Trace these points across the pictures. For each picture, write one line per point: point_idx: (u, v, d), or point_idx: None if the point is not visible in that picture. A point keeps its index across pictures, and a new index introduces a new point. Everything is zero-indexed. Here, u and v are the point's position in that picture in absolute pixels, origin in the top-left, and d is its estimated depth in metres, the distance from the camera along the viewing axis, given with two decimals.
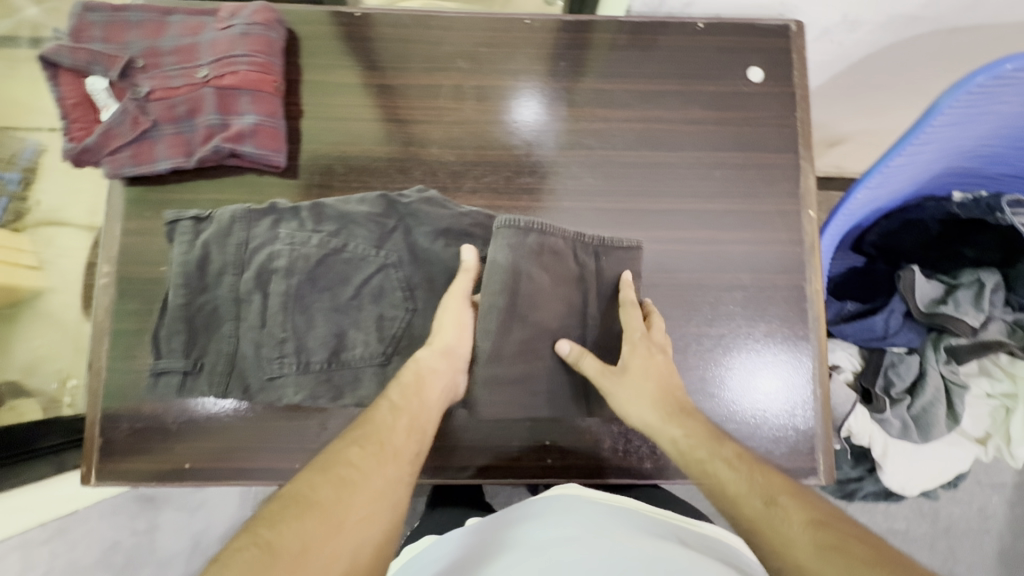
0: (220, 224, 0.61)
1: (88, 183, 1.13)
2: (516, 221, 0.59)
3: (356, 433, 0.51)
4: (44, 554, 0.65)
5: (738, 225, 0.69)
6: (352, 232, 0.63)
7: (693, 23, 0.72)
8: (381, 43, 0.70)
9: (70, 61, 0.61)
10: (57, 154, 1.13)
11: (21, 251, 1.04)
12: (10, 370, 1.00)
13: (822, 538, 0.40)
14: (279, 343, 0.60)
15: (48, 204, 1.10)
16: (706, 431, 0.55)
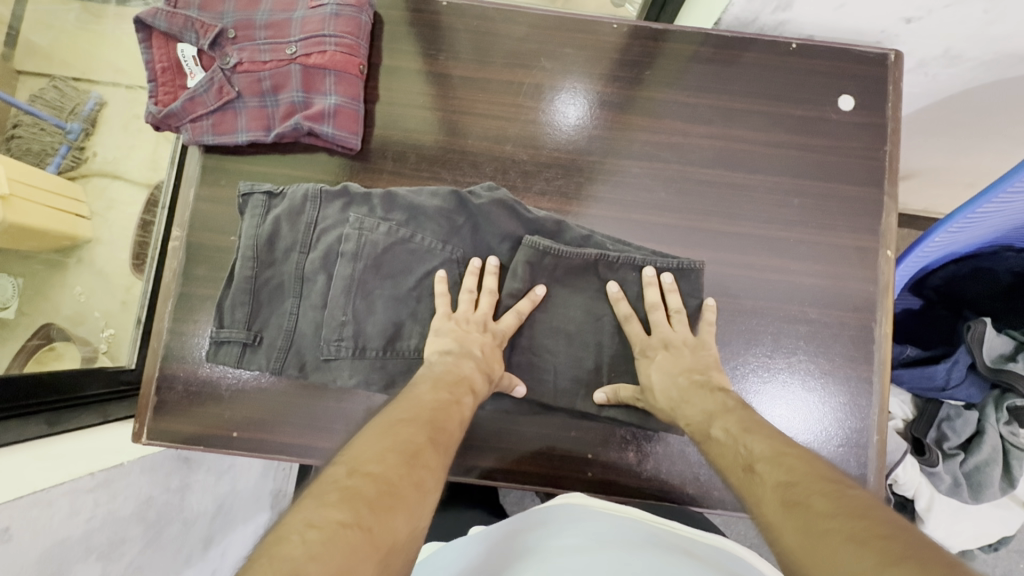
0: (293, 201, 0.62)
1: (140, 139, 1.15)
2: (537, 242, 0.62)
3: (414, 416, 0.47)
4: (88, 503, 0.64)
5: (812, 256, 0.66)
6: (421, 223, 0.63)
7: (787, 43, 0.69)
8: (466, 35, 0.70)
9: (166, 26, 0.62)
10: (119, 109, 1.16)
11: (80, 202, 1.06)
12: (57, 317, 0.96)
13: (791, 495, 0.38)
14: (338, 326, 0.60)
15: (103, 155, 1.13)
16: (709, 409, 0.53)
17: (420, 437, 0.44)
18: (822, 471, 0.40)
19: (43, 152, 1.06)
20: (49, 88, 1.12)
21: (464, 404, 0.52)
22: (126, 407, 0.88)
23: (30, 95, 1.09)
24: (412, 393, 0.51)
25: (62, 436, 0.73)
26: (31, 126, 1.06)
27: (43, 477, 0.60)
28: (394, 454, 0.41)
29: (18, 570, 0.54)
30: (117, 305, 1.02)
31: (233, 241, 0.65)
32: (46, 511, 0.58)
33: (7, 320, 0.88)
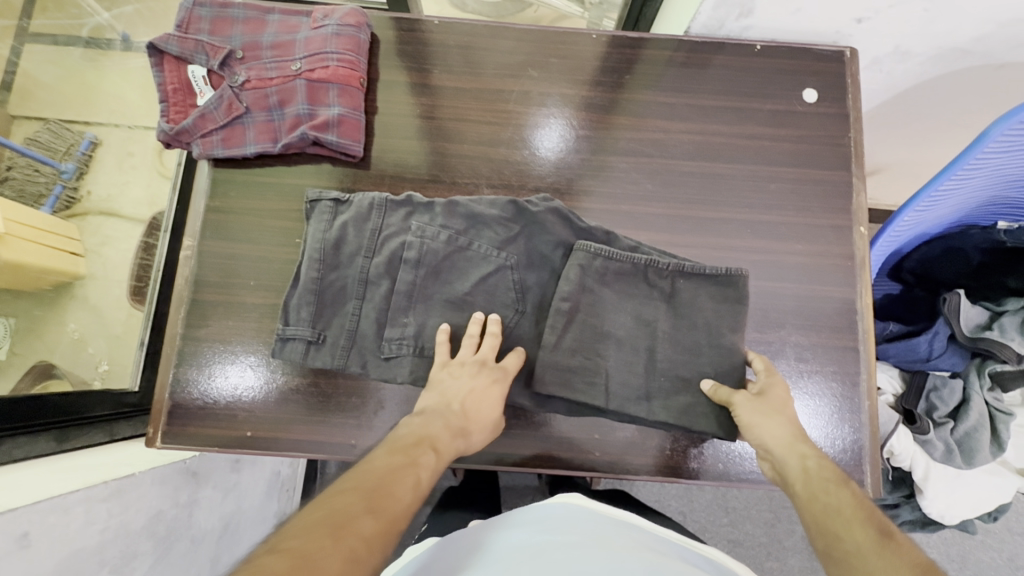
0: (359, 209, 0.66)
1: (132, 175, 1.19)
2: (588, 245, 0.65)
3: (381, 467, 0.49)
4: (102, 512, 0.64)
5: (792, 236, 0.71)
6: (479, 232, 0.66)
7: (752, 45, 0.76)
8: (458, 49, 0.75)
9: (178, 50, 0.66)
10: (114, 150, 1.20)
11: (72, 240, 1.06)
12: (53, 356, 0.95)
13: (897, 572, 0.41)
14: (400, 325, 0.64)
15: (97, 194, 1.16)
16: (787, 436, 0.57)
17: (356, 503, 0.43)
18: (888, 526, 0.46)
19: (37, 192, 1.07)
20: (44, 130, 1.15)
21: (425, 467, 0.52)
22: (132, 426, 0.88)
23: (25, 138, 1.13)
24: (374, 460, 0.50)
25: (69, 453, 0.74)
26: (25, 168, 1.08)
27: (57, 485, 0.61)
28: (323, 524, 0.40)
29: None
30: (119, 331, 1.04)
31: (243, 247, 0.68)
32: (63, 520, 0.59)
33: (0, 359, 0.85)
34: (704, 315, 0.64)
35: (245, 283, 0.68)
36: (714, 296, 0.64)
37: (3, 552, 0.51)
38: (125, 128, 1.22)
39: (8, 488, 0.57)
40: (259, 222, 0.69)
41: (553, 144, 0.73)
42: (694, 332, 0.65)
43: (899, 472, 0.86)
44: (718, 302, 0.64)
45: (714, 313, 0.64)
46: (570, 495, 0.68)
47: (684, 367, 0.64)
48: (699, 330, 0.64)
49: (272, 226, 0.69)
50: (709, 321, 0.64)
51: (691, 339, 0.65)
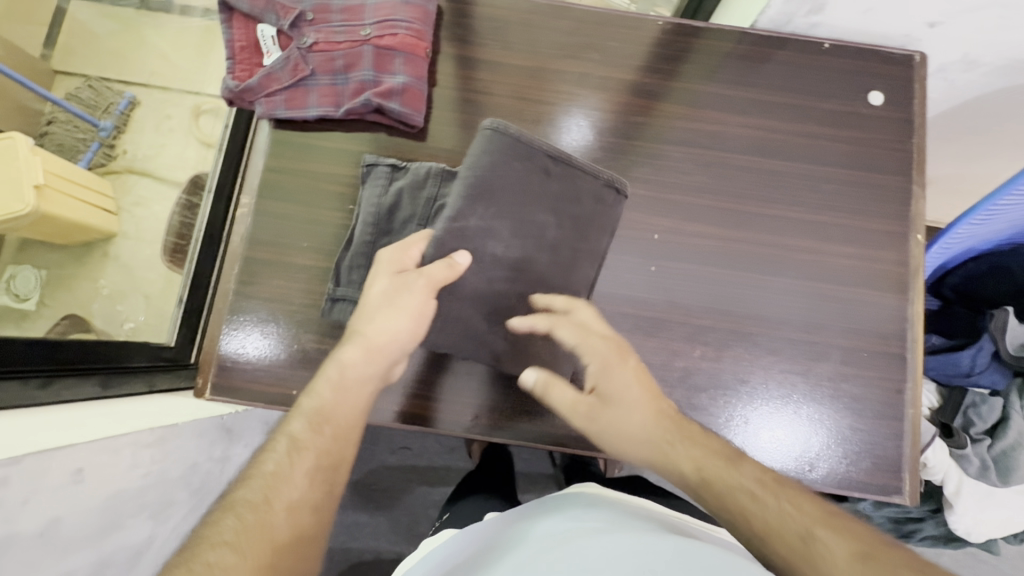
0: (415, 175, 0.67)
1: (169, 137, 1.20)
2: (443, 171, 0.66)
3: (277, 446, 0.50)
4: (147, 457, 0.66)
5: (846, 239, 0.70)
6: None
7: (819, 43, 0.75)
8: (522, 26, 0.74)
9: (248, 7, 0.67)
10: (151, 112, 1.22)
11: (106, 197, 1.11)
12: (78, 308, 0.99)
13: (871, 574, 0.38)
14: None
15: (133, 153, 1.18)
16: (646, 446, 0.53)
17: (225, 530, 0.42)
18: (826, 538, 0.41)
19: (75, 148, 1.13)
20: (84, 87, 1.19)
21: (304, 450, 0.49)
22: (171, 379, 0.87)
23: (66, 94, 1.18)
24: (258, 462, 0.49)
25: (113, 399, 0.74)
26: (65, 124, 1.13)
27: (108, 426, 0.62)
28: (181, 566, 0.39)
29: (83, 516, 0.55)
30: (152, 290, 1.04)
31: (299, 209, 0.69)
32: (113, 460, 0.60)
33: (27, 310, 0.92)
34: (497, 187, 0.61)
35: (297, 245, 0.68)
36: (514, 168, 0.62)
37: (62, 486, 0.52)
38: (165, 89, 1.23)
39: (62, 424, 0.58)
40: (313, 185, 0.69)
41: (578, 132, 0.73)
42: (508, 208, 0.62)
43: (930, 486, 0.86)
44: (517, 172, 0.62)
45: (534, 186, 0.63)
46: (581, 489, 0.68)
47: (602, 249, 0.66)
48: (512, 206, 0.62)
49: (327, 191, 0.69)
50: (558, 193, 0.63)
51: (519, 223, 0.62)
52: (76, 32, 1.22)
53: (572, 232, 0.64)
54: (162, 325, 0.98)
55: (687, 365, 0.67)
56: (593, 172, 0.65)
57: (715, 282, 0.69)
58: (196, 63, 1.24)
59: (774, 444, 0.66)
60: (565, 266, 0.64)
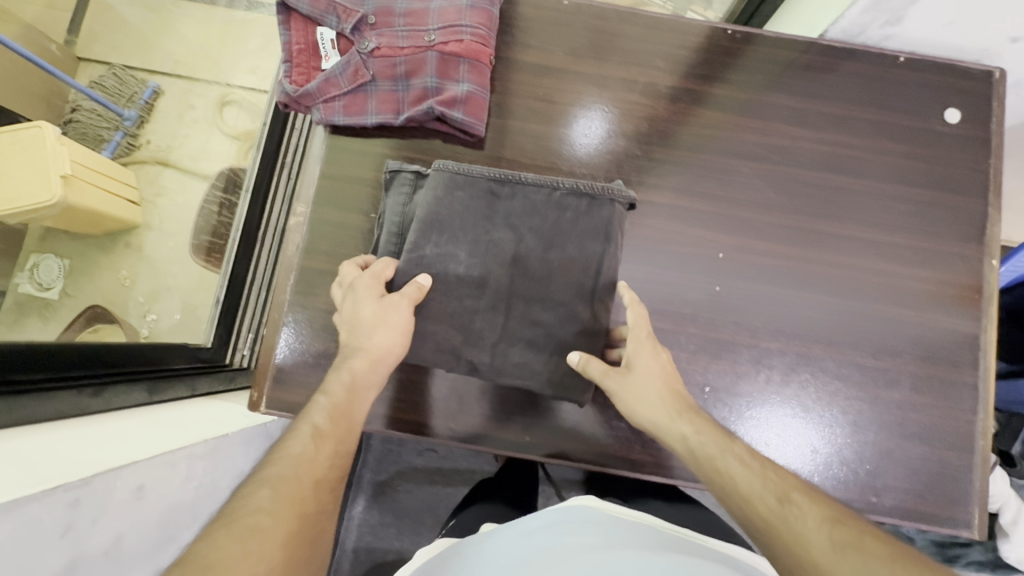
0: (437, 181, 0.62)
1: (194, 129, 1.12)
2: (456, 171, 0.63)
3: (293, 439, 0.49)
4: (200, 469, 0.64)
5: (918, 261, 0.68)
6: (554, 216, 0.63)
7: (895, 56, 0.72)
8: (586, 33, 0.72)
9: (308, 9, 0.65)
10: (177, 102, 1.13)
11: (131, 186, 1.01)
12: (98, 299, 0.90)
13: (837, 537, 0.39)
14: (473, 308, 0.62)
15: (156, 143, 1.09)
16: (662, 415, 0.54)
17: (264, 499, 0.43)
18: (800, 501, 0.43)
19: (99, 136, 1.02)
20: (108, 75, 1.09)
21: (327, 437, 0.51)
22: (211, 383, 0.83)
23: (89, 81, 1.08)
24: (282, 446, 0.49)
25: (160, 406, 0.71)
26: (90, 112, 1.04)
27: (163, 440, 0.60)
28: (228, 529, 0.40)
29: (140, 533, 0.53)
30: (182, 286, 0.98)
31: (356, 218, 0.67)
32: (169, 475, 0.58)
33: (50, 300, 0.83)
34: (447, 218, 0.61)
35: (355, 255, 0.67)
36: (460, 197, 0.62)
37: (122, 504, 0.51)
38: (191, 79, 1.14)
39: (118, 439, 0.56)
40: (371, 194, 0.68)
41: (592, 129, 0.71)
42: (462, 233, 0.62)
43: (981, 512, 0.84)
44: (465, 200, 0.62)
45: (485, 211, 0.63)
46: (584, 498, 0.66)
47: (590, 255, 0.62)
48: (468, 230, 0.62)
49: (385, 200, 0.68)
50: (514, 212, 0.63)
51: (479, 244, 0.62)
52: (98, 9, 1.11)
53: (536, 247, 0.63)
54: (198, 325, 0.93)
55: (756, 391, 0.66)
56: (550, 184, 0.63)
57: (783, 303, 0.67)
58: (224, 53, 1.17)
59: (837, 470, 0.65)
60: (541, 279, 0.63)
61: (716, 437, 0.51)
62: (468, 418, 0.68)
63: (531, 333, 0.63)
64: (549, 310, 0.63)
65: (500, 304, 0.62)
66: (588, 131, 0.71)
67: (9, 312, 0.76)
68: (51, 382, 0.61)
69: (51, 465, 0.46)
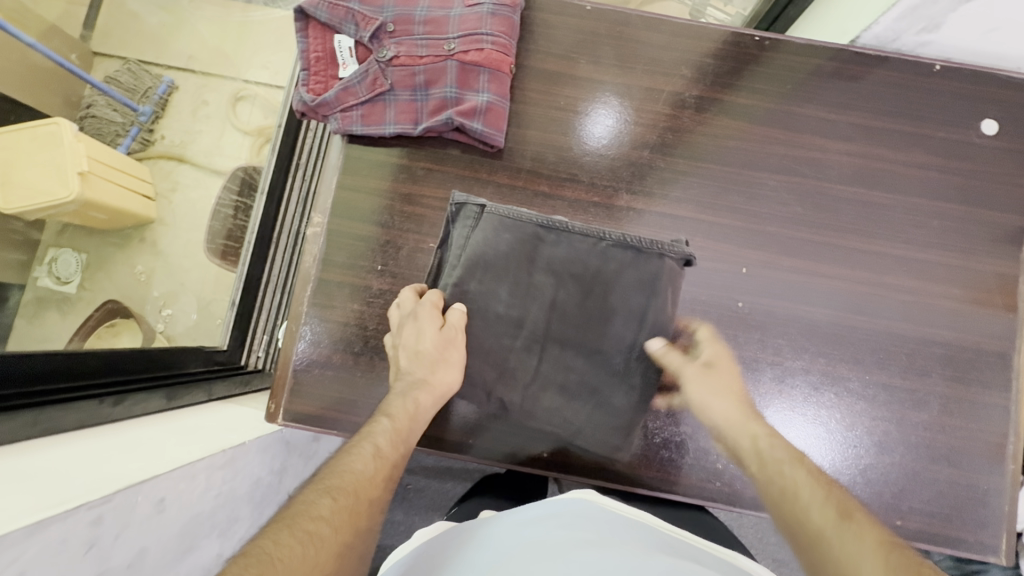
0: (486, 224, 0.61)
1: (209, 124, 1.09)
2: (504, 213, 0.61)
3: (348, 457, 0.50)
4: (219, 479, 0.62)
5: (951, 279, 0.66)
6: (602, 268, 0.61)
7: (931, 63, 0.70)
8: (609, 42, 0.71)
9: (327, 17, 0.66)
10: (190, 97, 1.09)
11: (146, 181, 0.98)
12: (111, 294, 0.89)
13: (892, 558, 0.39)
14: (512, 351, 0.62)
15: (171, 139, 1.06)
16: (735, 413, 0.57)
17: (325, 507, 0.44)
18: (862, 522, 0.43)
19: (115, 133, 1.00)
20: (123, 71, 1.06)
21: (385, 459, 0.51)
22: (227, 386, 0.81)
23: (105, 77, 1.05)
24: (344, 459, 0.50)
25: (179, 411, 0.69)
26: (105, 108, 1.01)
27: (185, 451, 0.58)
28: (289, 533, 0.40)
29: (159, 545, 0.51)
30: (197, 286, 0.97)
31: (374, 229, 0.67)
32: (190, 486, 0.56)
33: (68, 295, 0.84)
34: (492, 258, 0.60)
35: (372, 267, 0.67)
36: (507, 240, 0.60)
37: (144, 518, 0.49)
38: (204, 74, 1.11)
39: (139, 451, 0.55)
40: (388, 205, 0.68)
41: (600, 128, 0.70)
42: (504, 274, 0.61)
43: None
44: (510, 243, 0.60)
45: (530, 255, 0.61)
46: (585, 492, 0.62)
47: (634, 310, 0.60)
48: (511, 272, 0.60)
49: (402, 211, 0.67)
50: (559, 260, 0.61)
51: (521, 285, 0.61)
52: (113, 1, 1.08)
53: (578, 295, 0.61)
54: (214, 324, 0.92)
55: (782, 410, 0.65)
56: (597, 234, 0.61)
57: (810, 320, 0.66)
58: (238, 47, 1.14)
59: (861, 491, 0.64)
60: (580, 328, 0.61)
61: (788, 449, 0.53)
62: (483, 432, 0.67)
63: (565, 380, 0.62)
64: (584, 359, 0.62)
65: (534, 347, 0.62)
66: (597, 129, 0.70)
67: (29, 309, 0.76)
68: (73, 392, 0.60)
69: (75, 482, 0.45)
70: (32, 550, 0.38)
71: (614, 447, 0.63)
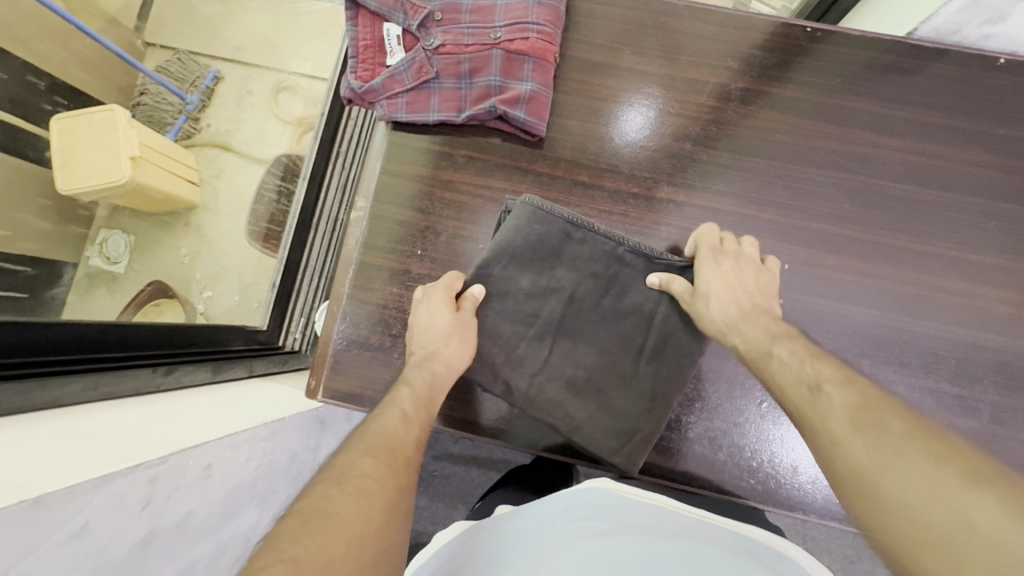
0: (520, 212, 0.63)
1: (254, 111, 1.12)
2: (539, 204, 0.63)
3: (373, 425, 0.51)
4: (261, 452, 0.64)
5: (1007, 282, 0.63)
6: (620, 270, 0.64)
7: (994, 58, 0.67)
8: (654, 33, 0.71)
9: (377, 5, 0.67)
10: (238, 86, 1.13)
11: (191, 168, 1.02)
12: (160, 274, 0.93)
13: (862, 416, 0.39)
14: (526, 340, 0.64)
15: (216, 127, 1.10)
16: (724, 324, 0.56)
17: (362, 465, 0.45)
18: (830, 394, 0.42)
19: (164, 120, 1.04)
20: (174, 60, 1.10)
21: (413, 419, 0.53)
22: (267, 365, 0.84)
23: (158, 66, 1.09)
24: (371, 425, 0.51)
25: (222, 385, 0.72)
26: (157, 96, 1.05)
27: (229, 422, 0.61)
28: (333, 490, 0.42)
29: (209, 512, 0.53)
30: (241, 268, 1.00)
31: (413, 215, 0.69)
32: (234, 456, 0.58)
33: (118, 274, 0.86)
34: (519, 247, 0.63)
35: (412, 252, 0.68)
36: (537, 231, 0.63)
37: (194, 483, 0.51)
38: (252, 64, 1.15)
39: (187, 419, 0.57)
40: (429, 192, 0.69)
41: (641, 121, 0.69)
42: (529, 263, 0.64)
43: None
44: (539, 234, 0.63)
45: (556, 248, 0.64)
46: (601, 479, 0.60)
47: (642, 312, 0.64)
48: (535, 262, 0.64)
49: (441, 198, 0.69)
50: (581, 257, 0.64)
51: (542, 277, 0.64)
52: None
53: (597, 291, 0.64)
54: (256, 306, 0.95)
55: None
56: (618, 238, 0.64)
57: (854, 321, 0.64)
58: (284, 38, 1.18)
59: None
60: (592, 324, 0.64)
61: (774, 332, 0.52)
62: (515, 420, 0.68)
63: (571, 373, 0.64)
64: (593, 356, 0.64)
65: (547, 337, 0.64)
66: (637, 123, 0.69)
67: (82, 286, 0.79)
68: (127, 362, 0.63)
69: (130, 445, 0.47)
70: (94, 505, 0.40)
71: (609, 450, 0.63)
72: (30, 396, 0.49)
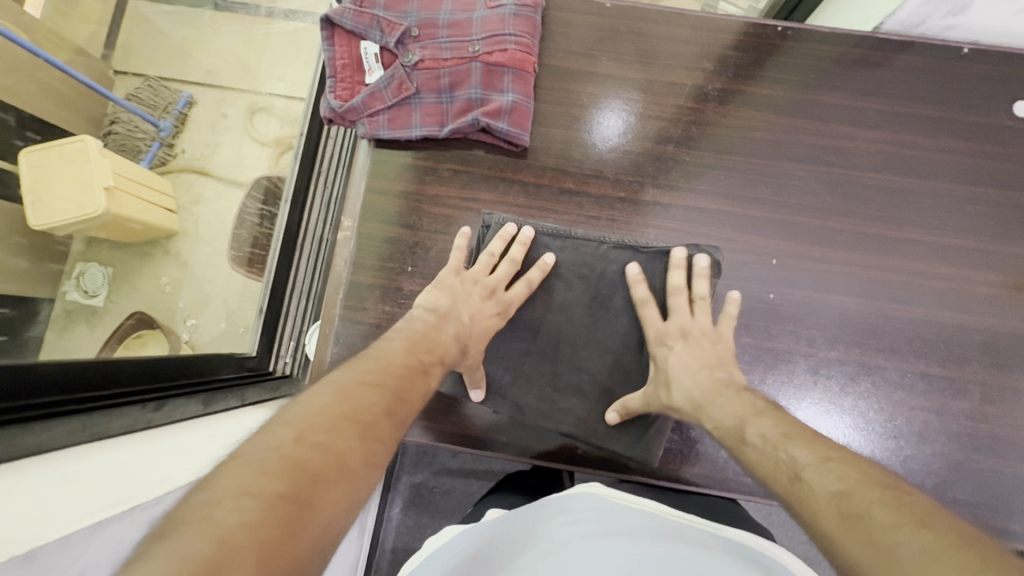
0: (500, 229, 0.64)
1: (231, 134, 1.11)
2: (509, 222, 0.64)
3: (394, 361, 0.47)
4: None
5: (986, 263, 0.65)
6: (605, 270, 0.63)
7: (957, 48, 0.69)
8: (629, 39, 0.71)
9: (353, 24, 0.67)
10: (213, 110, 1.12)
11: (166, 195, 1.00)
12: (139, 305, 0.90)
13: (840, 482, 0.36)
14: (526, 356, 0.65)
15: (195, 153, 1.08)
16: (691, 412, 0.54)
17: (375, 405, 0.39)
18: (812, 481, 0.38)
19: (137, 147, 1.02)
20: (145, 87, 1.08)
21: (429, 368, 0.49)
22: (258, 392, 0.82)
23: (128, 93, 1.07)
24: (388, 358, 0.47)
25: (214, 417, 0.70)
26: (128, 124, 1.03)
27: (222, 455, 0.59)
28: (341, 419, 0.36)
29: None
30: (225, 295, 0.98)
31: (401, 231, 0.68)
32: None
33: (97, 307, 0.83)
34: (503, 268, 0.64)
35: (402, 268, 0.67)
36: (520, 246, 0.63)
37: None
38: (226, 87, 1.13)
39: (178, 454, 0.55)
40: (416, 208, 0.68)
41: (620, 125, 0.70)
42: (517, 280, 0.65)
43: None
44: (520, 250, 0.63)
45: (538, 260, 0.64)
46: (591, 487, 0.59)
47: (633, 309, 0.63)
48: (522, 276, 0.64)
49: (428, 212, 0.68)
50: (566, 263, 0.64)
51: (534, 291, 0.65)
52: (136, 18, 1.12)
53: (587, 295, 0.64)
54: (243, 333, 0.93)
55: (818, 401, 0.64)
56: (597, 238, 0.64)
57: (844, 310, 0.65)
58: (258, 59, 1.17)
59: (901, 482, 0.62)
60: (587, 329, 0.64)
61: (750, 405, 0.50)
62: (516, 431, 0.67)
63: (576, 379, 0.64)
64: (596, 359, 0.64)
65: (546, 347, 0.65)
66: (618, 127, 0.70)
67: (61, 322, 0.75)
68: (114, 399, 0.61)
69: (122, 488, 0.45)
70: (89, 555, 0.38)
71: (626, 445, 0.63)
72: (15, 442, 0.47)
